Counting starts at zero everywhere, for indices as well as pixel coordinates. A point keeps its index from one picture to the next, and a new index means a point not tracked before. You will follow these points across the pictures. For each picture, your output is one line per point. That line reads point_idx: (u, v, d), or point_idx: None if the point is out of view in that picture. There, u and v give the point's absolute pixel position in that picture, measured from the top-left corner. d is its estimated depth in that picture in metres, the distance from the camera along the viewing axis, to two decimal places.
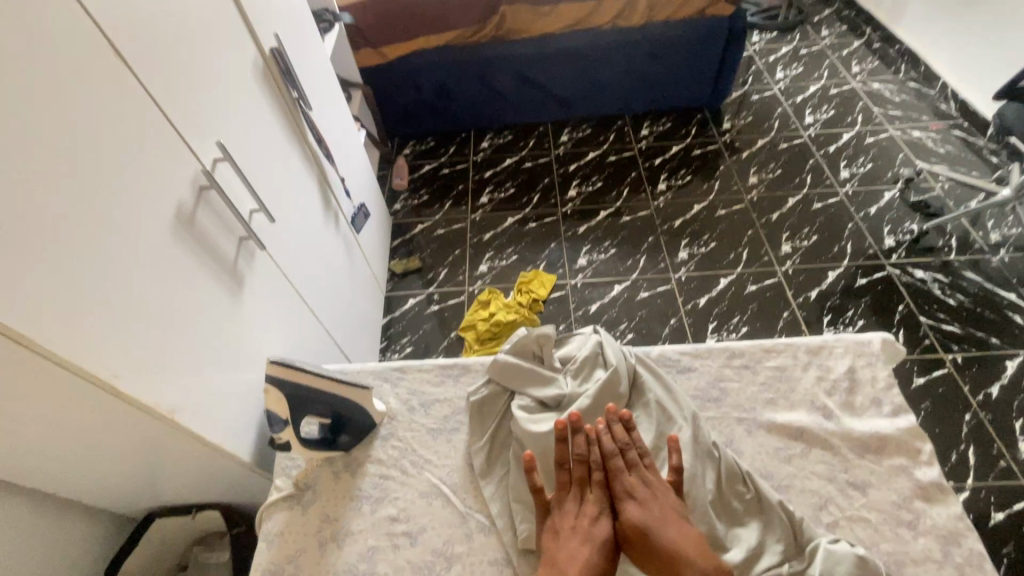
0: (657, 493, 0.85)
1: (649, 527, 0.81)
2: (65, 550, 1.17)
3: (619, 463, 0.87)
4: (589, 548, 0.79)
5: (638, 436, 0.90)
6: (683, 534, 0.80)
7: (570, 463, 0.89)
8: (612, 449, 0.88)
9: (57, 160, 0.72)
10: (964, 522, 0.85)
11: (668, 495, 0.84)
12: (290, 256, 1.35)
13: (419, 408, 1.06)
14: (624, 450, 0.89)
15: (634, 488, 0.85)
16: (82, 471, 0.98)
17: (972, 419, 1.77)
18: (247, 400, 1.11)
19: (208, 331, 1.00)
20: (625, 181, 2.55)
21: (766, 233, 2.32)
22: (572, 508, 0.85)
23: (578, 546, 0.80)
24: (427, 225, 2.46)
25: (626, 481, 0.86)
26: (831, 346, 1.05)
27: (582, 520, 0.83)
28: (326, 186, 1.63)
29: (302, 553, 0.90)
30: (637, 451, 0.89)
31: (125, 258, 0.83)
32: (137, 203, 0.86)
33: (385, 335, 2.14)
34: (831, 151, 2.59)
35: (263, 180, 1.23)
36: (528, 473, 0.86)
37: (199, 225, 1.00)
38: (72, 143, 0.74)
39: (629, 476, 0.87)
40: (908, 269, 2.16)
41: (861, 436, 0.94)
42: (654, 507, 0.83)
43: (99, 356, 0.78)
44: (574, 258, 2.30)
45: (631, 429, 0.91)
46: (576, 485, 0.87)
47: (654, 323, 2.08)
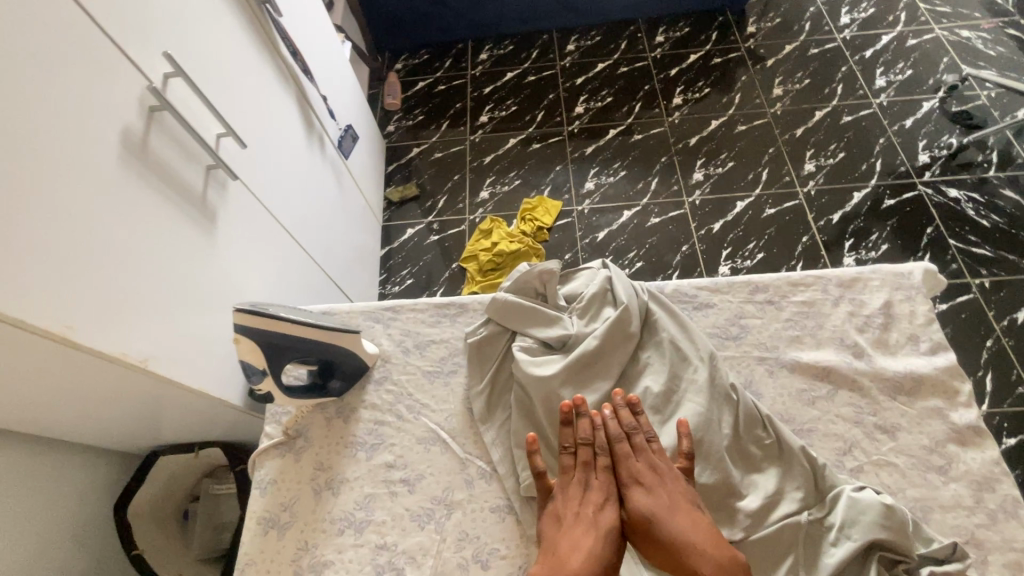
0: (667, 481, 0.77)
1: (657, 518, 0.74)
2: (70, 488, 1.16)
3: (626, 447, 0.80)
4: (596, 539, 0.72)
5: (646, 421, 0.82)
6: (695, 524, 0.73)
7: (573, 447, 0.81)
8: (619, 433, 0.81)
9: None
10: (999, 466, 0.80)
11: (679, 483, 0.77)
12: (270, 187, 1.23)
13: (415, 350, 0.99)
14: (632, 434, 0.81)
15: (641, 474, 0.78)
16: (67, 416, 0.95)
17: (994, 345, 1.70)
18: (233, 344, 1.04)
19: (179, 273, 0.92)
20: (638, 96, 2.33)
21: (789, 151, 2.13)
22: (575, 495, 0.78)
23: (583, 535, 0.73)
24: (422, 148, 2.29)
25: (634, 466, 0.78)
26: (866, 278, 0.95)
27: (586, 507, 0.76)
28: (306, 107, 1.47)
29: (297, 500, 0.87)
30: (645, 435, 0.81)
31: (65, 194, 0.72)
32: (69, 128, 0.73)
33: (384, 267, 2.05)
34: (867, 56, 2.33)
35: (229, 99, 1.09)
36: (530, 456, 0.81)
37: (154, 154, 0.88)
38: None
39: (638, 461, 0.79)
40: (942, 189, 2.00)
41: (893, 376, 0.87)
42: (663, 495, 0.75)
43: (48, 307, 0.69)
44: (580, 182, 2.15)
45: (638, 414, 0.83)
46: (580, 469, 0.79)
47: (664, 251, 1.97)
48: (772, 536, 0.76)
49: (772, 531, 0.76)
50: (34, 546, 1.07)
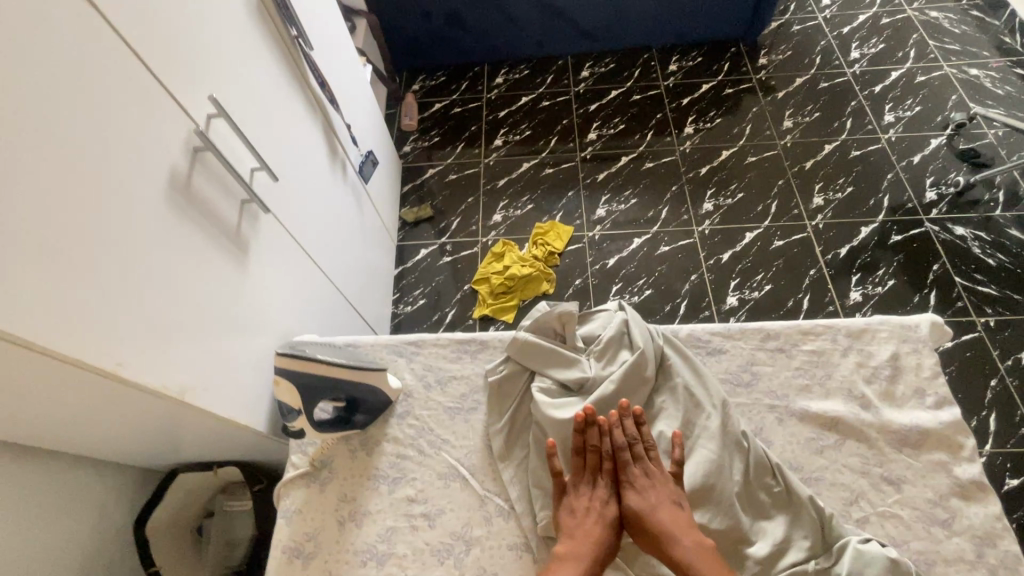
0: (659, 483, 0.84)
1: (651, 517, 0.81)
2: (92, 505, 1.19)
3: (628, 455, 0.87)
4: (599, 533, 0.81)
5: (647, 430, 0.89)
6: (684, 525, 0.80)
7: (583, 452, 0.88)
8: (623, 442, 0.87)
9: (21, 136, 0.63)
10: (1001, 522, 0.82)
11: (673, 487, 0.84)
12: (296, 216, 1.27)
13: (436, 385, 1.02)
14: (633, 442, 0.88)
15: (638, 478, 0.85)
16: (101, 436, 0.99)
17: (998, 385, 1.72)
18: (260, 371, 1.08)
19: (215, 304, 0.96)
20: (650, 124, 2.38)
21: (798, 183, 2.17)
22: (583, 493, 0.86)
23: (589, 528, 0.82)
24: (438, 169, 2.34)
25: (632, 471, 0.86)
26: (874, 329, 0.98)
27: (593, 504, 0.85)
28: (331, 135, 1.52)
29: (322, 531, 0.90)
30: (644, 443, 0.88)
31: (117, 235, 0.76)
32: (123, 175, 0.78)
33: (397, 287, 2.09)
34: (876, 91, 2.38)
35: (264, 134, 1.14)
36: (549, 458, 0.86)
37: (197, 192, 0.93)
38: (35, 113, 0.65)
39: (636, 467, 0.86)
40: (948, 226, 2.03)
41: (899, 429, 0.90)
42: (656, 498, 0.83)
43: (98, 345, 0.74)
44: (592, 208, 2.19)
45: (641, 422, 0.89)
46: (587, 472, 0.87)
47: (673, 279, 2.01)
48: None
49: None
50: (56, 562, 1.10)
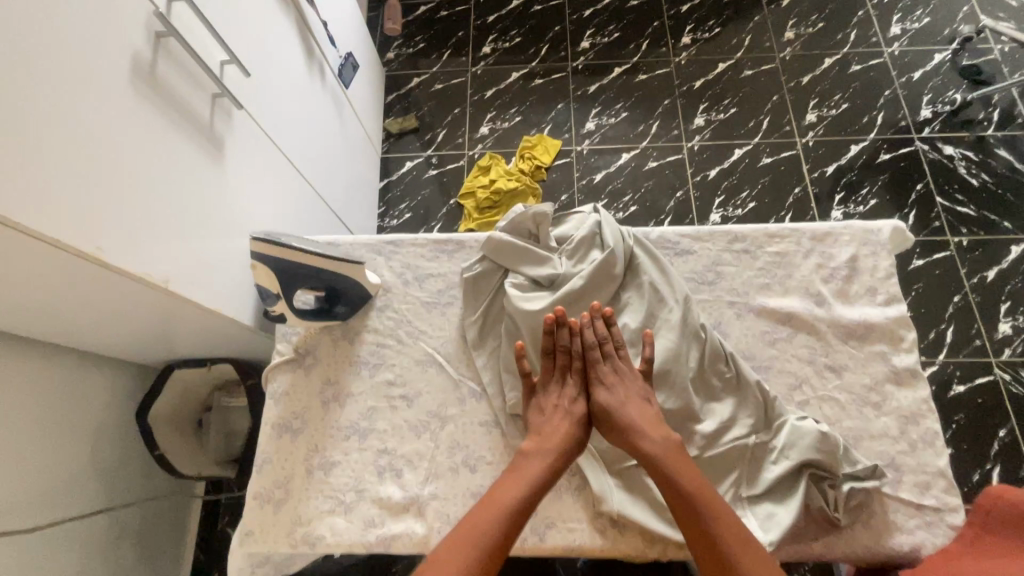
0: (625, 381, 0.91)
1: (617, 410, 0.88)
2: (94, 396, 1.25)
3: (597, 354, 0.93)
4: (568, 425, 0.88)
5: (617, 331, 0.94)
6: (646, 416, 0.87)
7: (553, 352, 0.94)
8: (592, 341, 0.93)
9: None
10: (927, 405, 0.92)
11: (639, 383, 0.90)
12: (273, 116, 1.24)
13: (415, 282, 1.07)
14: (603, 343, 0.93)
15: (606, 376, 0.91)
16: (93, 327, 1.03)
17: (961, 300, 1.79)
18: (244, 270, 1.10)
19: (192, 199, 0.96)
20: (647, 32, 2.26)
21: (793, 99, 2.12)
22: (554, 390, 0.92)
23: (559, 422, 0.88)
24: (423, 78, 2.25)
25: (600, 370, 0.92)
26: (836, 233, 1.03)
27: (562, 401, 0.91)
28: (308, 33, 1.45)
29: (308, 409, 0.98)
30: (614, 344, 0.93)
31: (82, 119, 0.75)
32: (80, 54, 0.75)
33: (383, 200, 2.08)
34: (886, 1, 2.25)
35: (231, 24, 1.08)
36: (518, 359, 0.92)
37: (162, 81, 0.90)
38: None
39: (605, 366, 0.92)
40: (938, 145, 2.01)
41: (848, 323, 0.97)
42: (621, 392, 0.89)
43: (78, 230, 0.75)
44: (581, 122, 2.13)
45: (611, 325, 0.94)
46: (558, 371, 0.93)
47: (659, 196, 2.00)
48: (722, 453, 0.88)
49: (724, 448, 0.88)
50: (63, 445, 1.18)
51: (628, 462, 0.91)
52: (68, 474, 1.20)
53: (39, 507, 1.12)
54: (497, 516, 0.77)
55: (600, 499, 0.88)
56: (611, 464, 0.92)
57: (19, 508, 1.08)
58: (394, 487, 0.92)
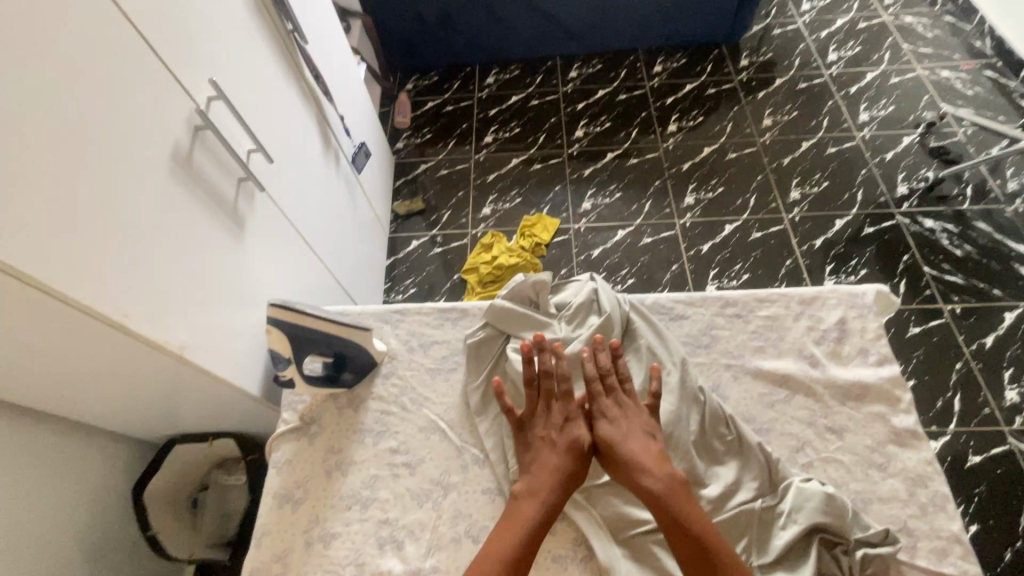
0: (629, 416, 0.93)
1: (618, 447, 0.89)
2: (89, 475, 1.23)
3: (598, 390, 0.95)
4: (562, 461, 0.90)
5: (622, 364, 0.97)
6: (638, 451, 0.88)
7: (546, 387, 0.97)
8: (592, 377, 0.96)
9: (36, 99, 0.70)
10: (932, 466, 0.93)
11: (637, 412, 0.93)
12: (291, 197, 1.35)
13: (419, 349, 1.11)
14: (606, 375, 0.96)
15: (608, 409, 0.94)
16: (101, 399, 1.05)
17: (963, 368, 1.79)
18: (256, 339, 1.15)
19: (212, 272, 1.03)
20: (634, 122, 2.46)
21: (776, 178, 2.26)
22: (552, 421, 0.95)
23: (548, 458, 0.91)
24: (430, 165, 2.42)
25: (603, 404, 0.94)
26: (824, 297, 1.09)
27: (558, 431, 0.93)
28: (325, 125, 1.59)
29: (310, 479, 0.99)
30: (618, 377, 0.96)
31: (126, 200, 0.84)
32: (130, 145, 0.85)
33: (389, 277, 2.16)
34: (852, 92, 2.47)
35: (259, 118, 1.21)
36: (498, 396, 0.96)
37: (197, 166, 1.00)
38: (50, 82, 0.72)
39: (609, 401, 0.95)
40: (919, 219, 2.11)
41: (843, 383, 1.01)
42: (625, 426, 0.91)
43: (108, 299, 0.80)
44: (578, 202, 2.26)
45: (618, 356, 0.98)
46: (551, 402, 0.96)
47: (655, 269, 2.08)
48: (730, 518, 0.87)
49: (731, 512, 0.88)
50: (48, 529, 1.14)
51: (634, 530, 0.89)
52: (51, 554, 1.14)
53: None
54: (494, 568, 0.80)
55: (607, 570, 0.86)
56: (617, 533, 0.90)
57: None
58: (395, 560, 0.90)
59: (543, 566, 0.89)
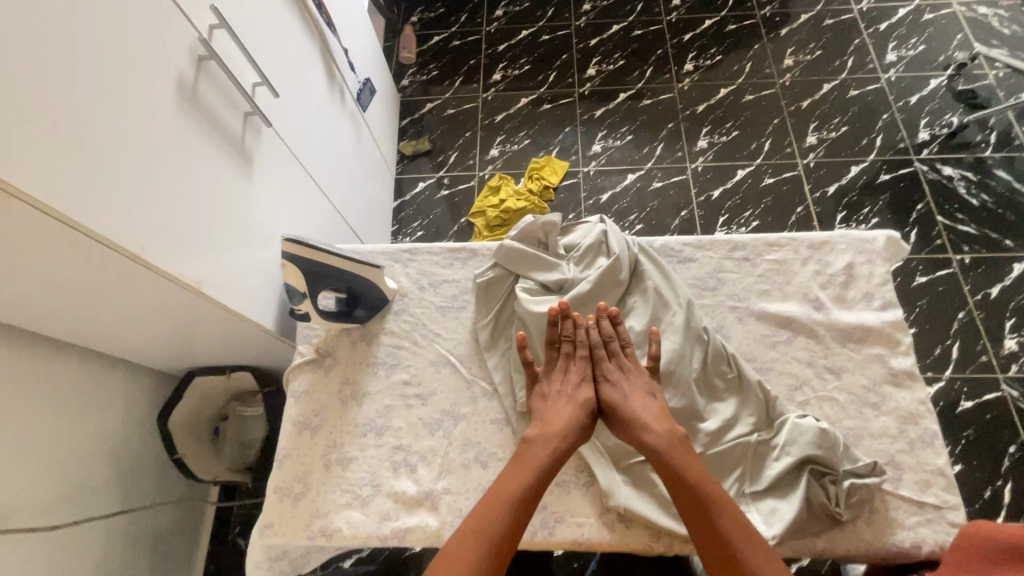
0: (631, 376, 0.96)
1: (621, 405, 0.93)
2: (115, 402, 1.29)
3: (602, 352, 0.99)
4: (570, 413, 0.92)
5: (623, 331, 1.00)
6: (649, 409, 0.92)
7: (556, 344, 1.00)
8: (597, 341, 0.99)
9: (34, 20, 0.68)
10: (924, 405, 0.97)
11: (640, 373, 0.96)
12: (298, 135, 1.33)
13: (429, 287, 1.14)
14: (607, 341, 0.99)
15: (612, 372, 0.97)
16: (122, 330, 1.08)
17: (966, 317, 1.81)
18: (268, 277, 1.17)
19: (222, 209, 1.03)
20: (649, 60, 2.36)
21: (793, 122, 2.19)
22: (558, 377, 0.98)
23: (562, 408, 0.93)
24: (436, 103, 2.35)
25: (606, 366, 0.98)
26: (833, 242, 1.09)
27: (566, 387, 0.96)
28: (330, 59, 1.54)
29: (327, 408, 1.04)
30: (620, 343, 0.99)
31: (133, 132, 0.83)
32: (133, 73, 0.83)
33: (396, 219, 2.15)
34: (881, 29, 2.34)
35: (263, 49, 1.17)
36: (521, 349, 0.98)
37: (203, 99, 0.98)
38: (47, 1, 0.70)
39: (612, 363, 0.98)
40: (937, 166, 2.06)
41: (845, 326, 1.03)
42: (627, 388, 0.95)
43: (124, 231, 0.81)
44: (588, 144, 2.21)
45: (617, 325, 1.01)
46: (561, 359, 0.99)
47: (664, 215, 2.06)
48: (726, 450, 0.92)
49: (727, 445, 0.92)
50: (81, 450, 1.21)
51: (634, 458, 0.95)
52: (85, 472, 1.22)
53: (52, 507, 1.14)
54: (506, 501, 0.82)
55: (607, 494, 0.92)
56: (618, 460, 0.96)
57: (31, 505, 1.09)
58: (409, 482, 0.97)
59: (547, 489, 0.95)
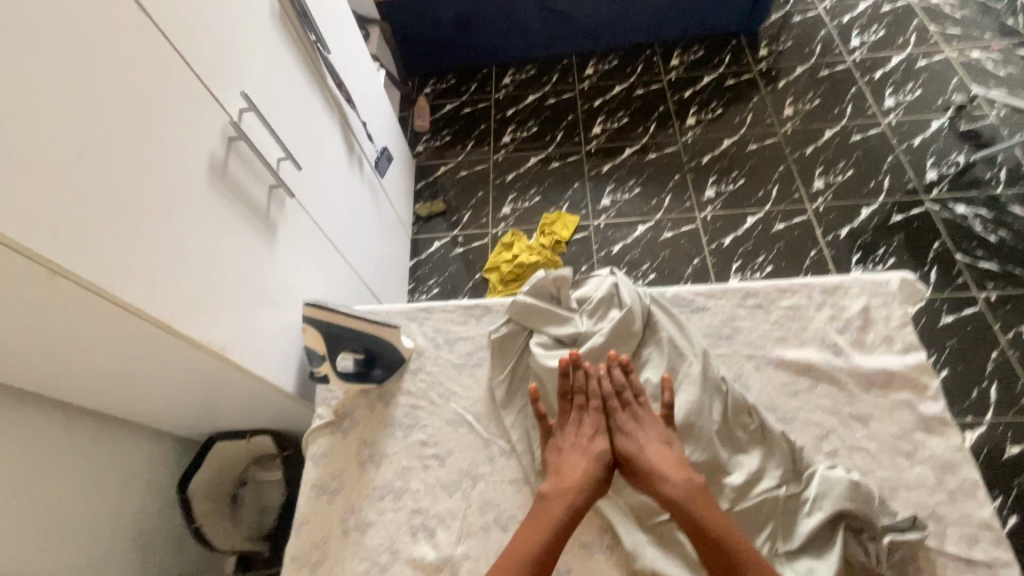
0: (645, 426, 0.95)
1: (637, 457, 0.92)
2: (136, 469, 1.31)
3: (615, 403, 0.98)
4: (585, 466, 0.91)
5: (635, 379, 1.00)
6: (667, 460, 0.90)
7: (568, 395, 1.00)
8: (609, 391, 0.99)
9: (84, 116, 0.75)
10: (961, 453, 0.92)
11: (655, 423, 0.95)
12: (319, 202, 1.40)
13: (445, 345, 1.16)
14: (620, 391, 0.99)
15: (626, 423, 0.96)
16: (149, 397, 1.11)
17: (998, 357, 1.75)
18: (289, 340, 1.20)
19: (246, 275, 1.08)
20: (653, 117, 2.46)
21: (798, 169, 2.23)
22: (572, 430, 0.97)
23: (578, 461, 0.92)
24: (450, 166, 2.46)
25: (620, 417, 0.97)
26: (847, 286, 1.09)
27: (580, 439, 0.95)
28: (349, 131, 1.64)
29: (345, 471, 1.03)
30: (632, 392, 0.99)
31: (167, 209, 0.89)
32: (169, 156, 0.90)
33: (413, 277, 2.21)
34: (876, 77, 2.42)
35: (287, 127, 1.26)
36: (533, 403, 0.98)
37: (231, 175, 1.06)
38: (93, 95, 0.78)
39: (625, 413, 0.97)
40: (949, 205, 2.06)
41: (868, 371, 1.01)
42: (642, 438, 0.94)
43: (155, 301, 0.86)
44: (597, 198, 2.28)
45: (629, 373, 1.00)
46: (575, 411, 0.98)
47: (677, 264, 2.07)
48: (754, 506, 0.89)
49: (755, 501, 0.89)
50: (101, 521, 1.22)
51: (657, 517, 0.91)
52: (104, 543, 1.22)
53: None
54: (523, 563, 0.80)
55: (633, 557, 0.88)
56: (642, 520, 0.92)
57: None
58: (427, 547, 0.94)
59: (570, 553, 0.92)
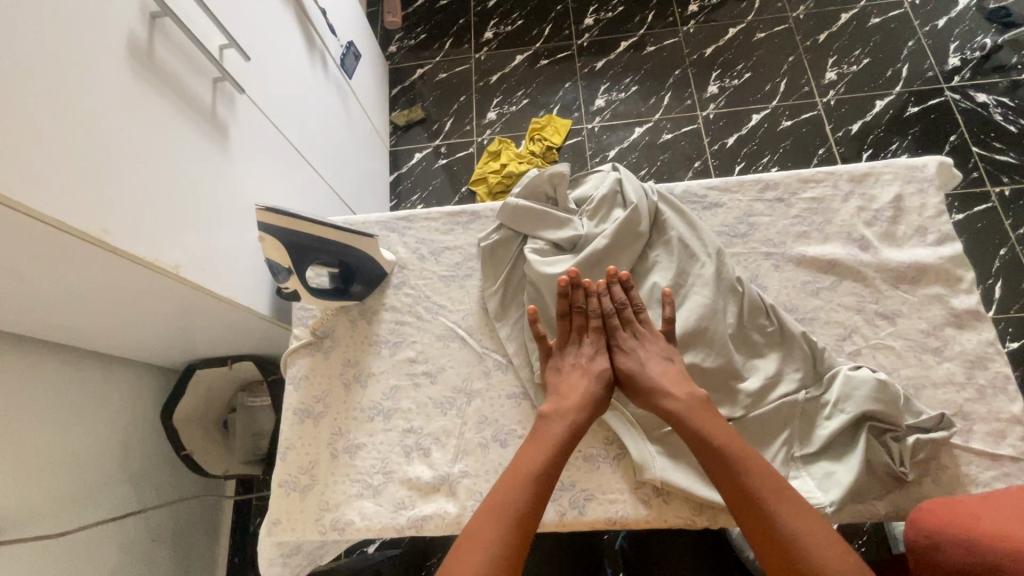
0: (648, 342, 0.88)
1: (639, 373, 0.85)
2: (114, 401, 1.23)
3: (615, 321, 0.90)
4: (585, 385, 0.85)
5: (637, 296, 0.92)
6: (669, 374, 0.84)
7: (567, 316, 0.92)
8: (609, 309, 0.91)
9: None
10: (993, 347, 0.87)
11: (657, 339, 0.88)
12: (276, 102, 1.22)
13: (430, 257, 1.06)
14: (621, 309, 0.91)
15: (627, 341, 0.89)
16: (106, 326, 1.00)
17: (1008, 253, 1.68)
18: (257, 259, 1.08)
19: (195, 184, 0.93)
20: (651, 4, 2.19)
21: (809, 58, 2.03)
22: (571, 350, 0.90)
23: (576, 381, 0.86)
24: (427, 68, 2.22)
25: (621, 336, 0.90)
26: (879, 171, 1.00)
27: (580, 359, 0.88)
28: (307, 20, 1.42)
29: (329, 393, 0.96)
30: (634, 309, 0.91)
31: (81, 98, 0.73)
32: (74, 31, 0.73)
33: (394, 193, 2.05)
34: None
35: (228, 6, 1.06)
36: (531, 323, 0.90)
37: (160, 62, 0.88)
38: None
39: (627, 332, 0.90)
40: (970, 94, 1.90)
41: (897, 266, 0.93)
42: (643, 355, 0.87)
43: (82, 211, 0.72)
44: (590, 99, 2.08)
45: (629, 290, 0.92)
46: (575, 333, 0.91)
47: (676, 168, 1.93)
48: (770, 410, 0.84)
49: (771, 406, 0.84)
50: (81, 453, 1.15)
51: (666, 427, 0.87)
52: (88, 475, 1.16)
53: (55, 513, 1.08)
54: (527, 482, 0.74)
55: (641, 467, 0.84)
56: (649, 432, 0.88)
57: (28, 513, 1.02)
58: (422, 466, 0.89)
59: (575, 466, 0.88)
